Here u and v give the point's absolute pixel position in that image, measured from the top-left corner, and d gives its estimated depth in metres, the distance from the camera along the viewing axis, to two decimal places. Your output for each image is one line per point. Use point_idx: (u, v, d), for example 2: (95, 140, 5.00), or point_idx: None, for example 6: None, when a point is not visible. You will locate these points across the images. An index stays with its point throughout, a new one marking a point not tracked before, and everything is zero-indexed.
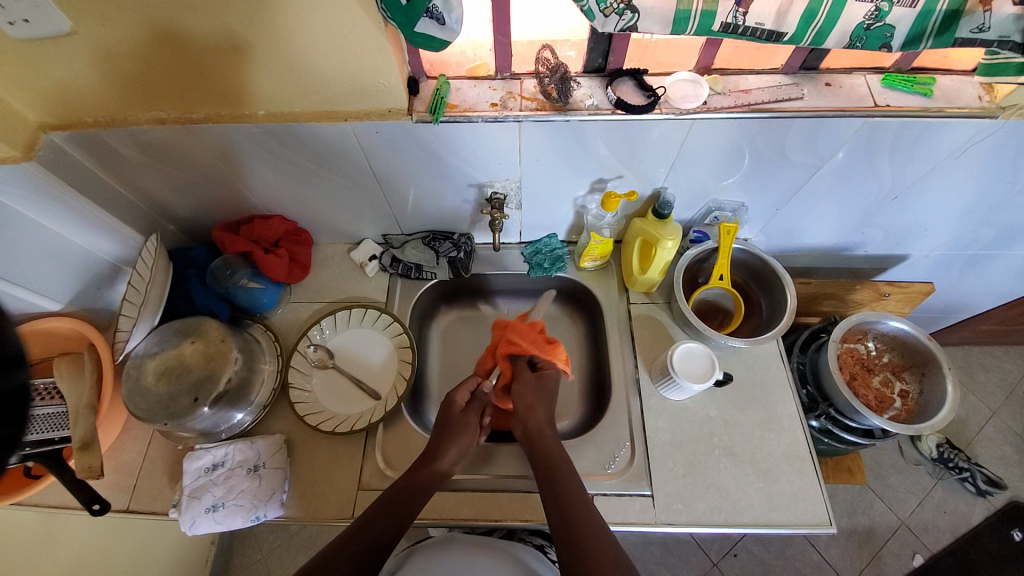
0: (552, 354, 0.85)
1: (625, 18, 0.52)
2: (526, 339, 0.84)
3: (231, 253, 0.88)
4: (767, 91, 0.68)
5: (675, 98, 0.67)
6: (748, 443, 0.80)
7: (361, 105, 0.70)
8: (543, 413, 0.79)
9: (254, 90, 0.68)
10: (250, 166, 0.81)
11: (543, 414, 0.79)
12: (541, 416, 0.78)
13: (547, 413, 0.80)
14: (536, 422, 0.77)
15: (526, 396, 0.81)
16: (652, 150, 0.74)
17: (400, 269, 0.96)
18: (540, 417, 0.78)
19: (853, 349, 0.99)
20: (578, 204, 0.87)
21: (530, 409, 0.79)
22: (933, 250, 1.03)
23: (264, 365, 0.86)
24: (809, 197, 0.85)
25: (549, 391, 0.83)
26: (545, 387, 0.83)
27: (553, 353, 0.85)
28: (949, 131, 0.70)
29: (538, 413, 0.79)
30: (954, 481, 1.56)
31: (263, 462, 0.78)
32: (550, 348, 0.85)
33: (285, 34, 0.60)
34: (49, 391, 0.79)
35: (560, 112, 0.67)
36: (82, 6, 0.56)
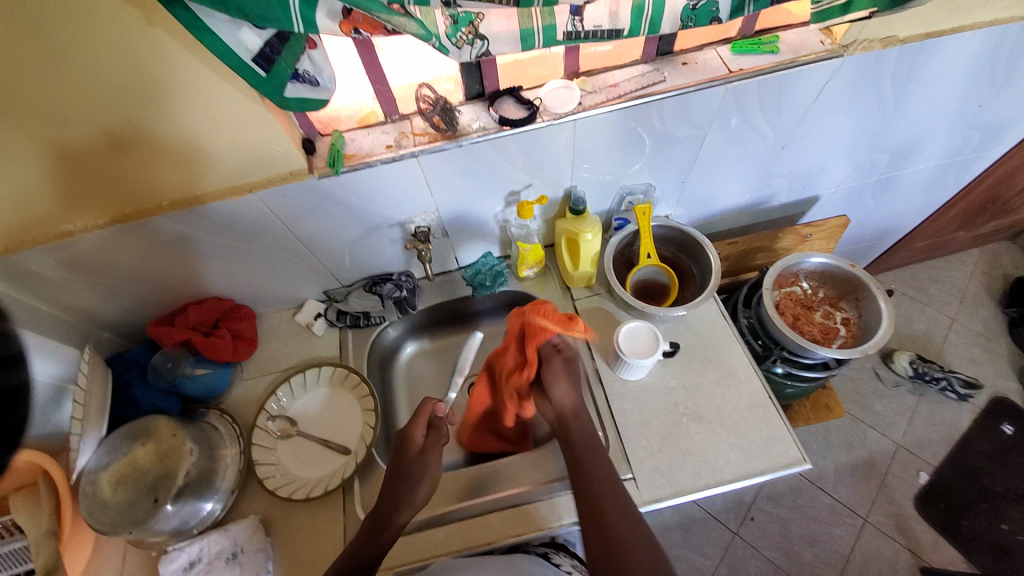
0: (577, 332, 0.82)
1: (477, 46, 0.57)
2: (552, 318, 0.81)
3: (171, 345, 0.87)
4: (632, 81, 0.74)
5: (552, 106, 0.72)
6: (712, 404, 0.83)
7: (263, 174, 0.72)
8: (572, 396, 0.80)
9: (157, 181, 0.70)
10: (169, 256, 0.81)
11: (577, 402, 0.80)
12: (570, 400, 0.80)
13: (572, 400, 0.81)
14: (568, 406, 0.79)
15: (558, 378, 0.81)
16: (550, 155, 0.79)
17: (347, 320, 0.97)
18: (563, 403, 0.80)
19: (790, 292, 1.05)
20: (499, 219, 0.91)
21: (559, 396, 0.80)
22: (839, 185, 1.11)
23: (226, 451, 0.84)
24: (706, 164, 0.91)
25: (575, 373, 0.83)
26: (574, 370, 0.83)
27: (578, 331, 0.82)
28: (804, 80, 0.78)
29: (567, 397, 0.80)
30: (935, 393, 1.61)
31: (241, 548, 0.76)
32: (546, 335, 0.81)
33: (175, 124, 0.63)
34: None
35: (451, 139, 0.71)
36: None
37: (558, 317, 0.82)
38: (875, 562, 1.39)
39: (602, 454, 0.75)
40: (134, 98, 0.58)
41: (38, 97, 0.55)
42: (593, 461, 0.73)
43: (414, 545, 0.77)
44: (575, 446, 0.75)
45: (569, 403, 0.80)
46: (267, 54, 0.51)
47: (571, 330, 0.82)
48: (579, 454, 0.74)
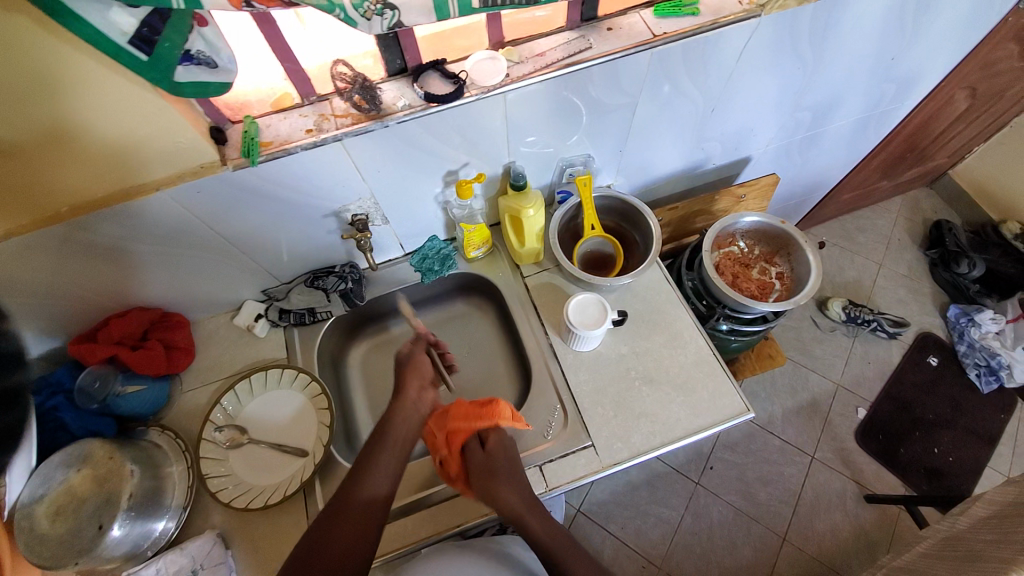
0: (495, 417, 0.74)
1: (388, 17, 0.53)
2: (463, 418, 0.74)
3: (95, 363, 0.80)
4: (560, 49, 0.73)
5: (478, 79, 0.69)
6: (662, 366, 0.86)
7: (171, 169, 0.66)
8: (512, 492, 0.70)
9: (55, 184, 0.62)
10: (80, 269, 0.74)
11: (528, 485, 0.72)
12: (515, 500, 0.69)
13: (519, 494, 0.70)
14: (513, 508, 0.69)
15: (486, 480, 0.71)
16: (484, 130, 0.76)
17: (292, 318, 0.92)
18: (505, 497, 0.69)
19: (729, 252, 1.10)
20: (440, 201, 0.88)
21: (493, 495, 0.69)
22: (769, 144, 1.15)
23: (171, 468, 0.80)
24: (642, 131, 0.91)
25: (507, 467, 0.73)
26: (506, 469, 0.72)
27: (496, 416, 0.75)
28: (725, 42, 0.79)
29: (507, 496, 0.69)
30: (867, 333, 1.75)
31: (201, 565, 0.73)
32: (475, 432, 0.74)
33: (65, 120, 0.56)
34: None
35: (376, 120, 0.67)
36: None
37: (473, 410, 0.75)
38: (822, 494, 1.53)
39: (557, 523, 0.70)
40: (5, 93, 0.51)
41: None
42: (567, 551, 0.67)
43: (382, 538, 0.76)
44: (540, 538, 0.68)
45: (517, 501, 0.69)
46: (145, 36, 0.47)
47: (484, 422, 0.74)
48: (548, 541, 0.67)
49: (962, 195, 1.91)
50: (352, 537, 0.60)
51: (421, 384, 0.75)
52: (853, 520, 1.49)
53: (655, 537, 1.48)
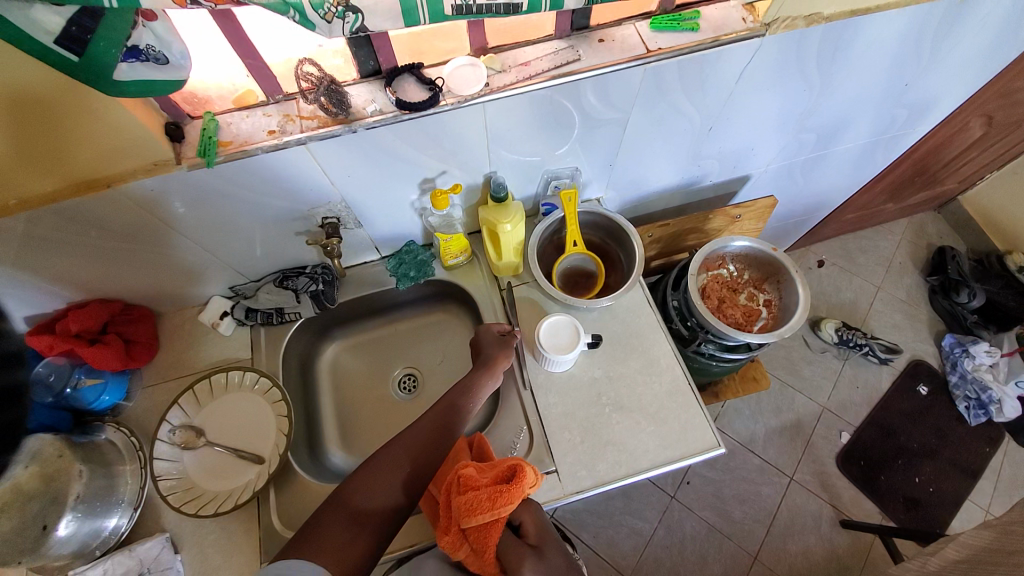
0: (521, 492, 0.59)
1: (350, 21, 0.49)
2: (484, 500, 0.58)
3: (53, 356, 0.78)
4: (546, 59, 0.68)
5: (456, 87, 0.65)
6: (635, 393, 0.83)
7: (122, 165, 0.62)
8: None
9: (4, 178, 0.59)
10: (31, 261, 0.71)
11: (562, 558, 0.62)
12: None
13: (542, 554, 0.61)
14: None
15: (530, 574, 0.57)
16: (463, 139, 0.72)
17: (259, 318, 0.90)
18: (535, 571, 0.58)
19: (717, 275, 1.07)
20: (417, 207, 0.84)
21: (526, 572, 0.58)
22: (769, 164, 1.11)
23: (122, 467, 0.78)
24: (634, 146, 0.87)
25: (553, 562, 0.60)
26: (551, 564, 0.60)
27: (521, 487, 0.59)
28: (725, 60, 0.74)
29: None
30: (859, 358, 1.72)
31: (147, 568, 0.72)
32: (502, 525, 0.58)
33: (5, 114, 0.52)
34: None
35: (344, 125, 0.63)
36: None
37: (490, 491, 0.58)
38: (798, 517, 1.52)
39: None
40: None
41: None
42: None
43: None
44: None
45: None
46: (75, 35, 0.43)
47: (506, 504, 0.58)
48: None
49: (970, 222, 1.85)
50: (351, 532, 0.55)
51: (474, 384, 0.75)
52: (826, 545, 1.48)
53: (626, 548, 1.47)
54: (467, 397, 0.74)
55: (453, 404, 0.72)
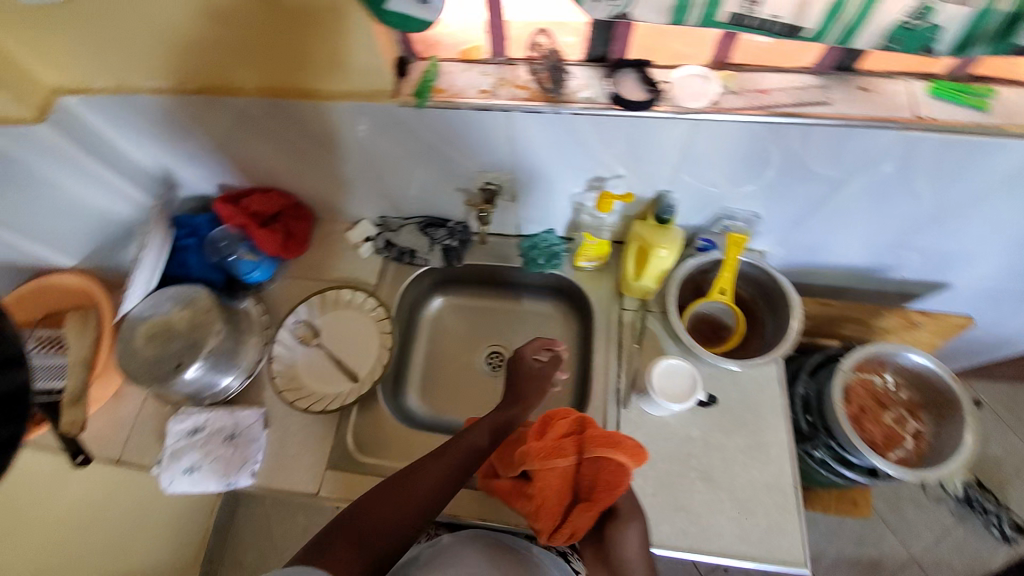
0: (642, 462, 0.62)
1: (615, 4, 0.47)
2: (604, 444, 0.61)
3: (230, 226, 0.89)
4: (788, 92, 0.62)
5: (681, 96, 0.60)
6: (729, 471, 0.75)
7: (348, 84, 0.67)
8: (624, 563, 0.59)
9: (258, 66, 0.67)
10: (241, 139, 0.80)
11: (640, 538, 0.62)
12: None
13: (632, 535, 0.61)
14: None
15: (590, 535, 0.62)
16: (657, 150, 0.68)
17: (393, 253, 0.95)
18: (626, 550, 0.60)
19: (867, 380, 0.92)
20: (575, 200, 0.81)
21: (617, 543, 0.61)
22: (979, 281, 0.92)
23: (249, 339, 0.88)
24: (835, 212, 0.77)
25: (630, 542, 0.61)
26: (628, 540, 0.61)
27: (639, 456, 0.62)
28: (1002, 153, 0.61)
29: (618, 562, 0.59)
30: (978, 525, 1.44)
31: (237, 432, 0.80)
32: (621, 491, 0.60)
33: (268, 13, 0.59)
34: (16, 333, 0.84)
35: (551, 104, 0.62)
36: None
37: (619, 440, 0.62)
38: None
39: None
40: None
41: None
42: None
43: None
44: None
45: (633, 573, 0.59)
46: None
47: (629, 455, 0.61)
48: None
49: None
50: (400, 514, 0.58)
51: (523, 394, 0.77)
52: None
53: None
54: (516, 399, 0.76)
55: (501, 428, 0.71)
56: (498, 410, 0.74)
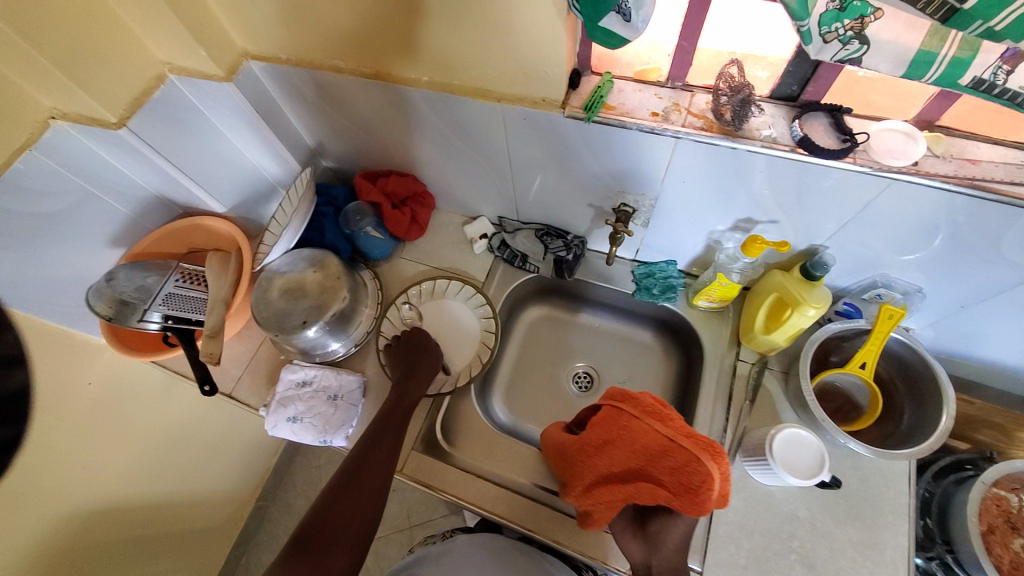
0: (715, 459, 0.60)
1: (849, 49, 0.45)
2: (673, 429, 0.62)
3: (365, 201, 0.95)
4: (998, 167, 0.55)
5: (877, 149, 0.56)
6: (835, 564, 0.68)
7: (518, 89, 0.68)
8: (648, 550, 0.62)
9: (437, 61, 0.69)
10: (394, 124, 0.84)
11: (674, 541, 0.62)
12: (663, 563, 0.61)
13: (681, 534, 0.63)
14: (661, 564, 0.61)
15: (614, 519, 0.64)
16: (825, 201, 0.63)
17: (505, 254, 0.96)
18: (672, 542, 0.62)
19: (1002, 497, 0.77)
20: (712, 237, 0.78)
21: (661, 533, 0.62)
22: None
23: (364, 308, 0.92)
24: (1013, 304, 0.67)
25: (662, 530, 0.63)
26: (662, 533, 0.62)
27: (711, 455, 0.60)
28: None
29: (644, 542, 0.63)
30: None
31: (339, 395, 0.85)
32: (704, 508, 0.59)
33: (461, 16, 0.60)
34: (166, 264, 0.89)
35: (728, 137, 0.59)
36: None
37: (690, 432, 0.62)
38: None
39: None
40: None
41: None
42: None
43: (465, 487, 0.79)
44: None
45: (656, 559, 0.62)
46: None
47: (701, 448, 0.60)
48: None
49: None
50: (363, 508, 0.69)
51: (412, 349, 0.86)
52: None
53: None
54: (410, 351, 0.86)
55: (402, 409, 0.78)
56: (400, 386, 0.81)
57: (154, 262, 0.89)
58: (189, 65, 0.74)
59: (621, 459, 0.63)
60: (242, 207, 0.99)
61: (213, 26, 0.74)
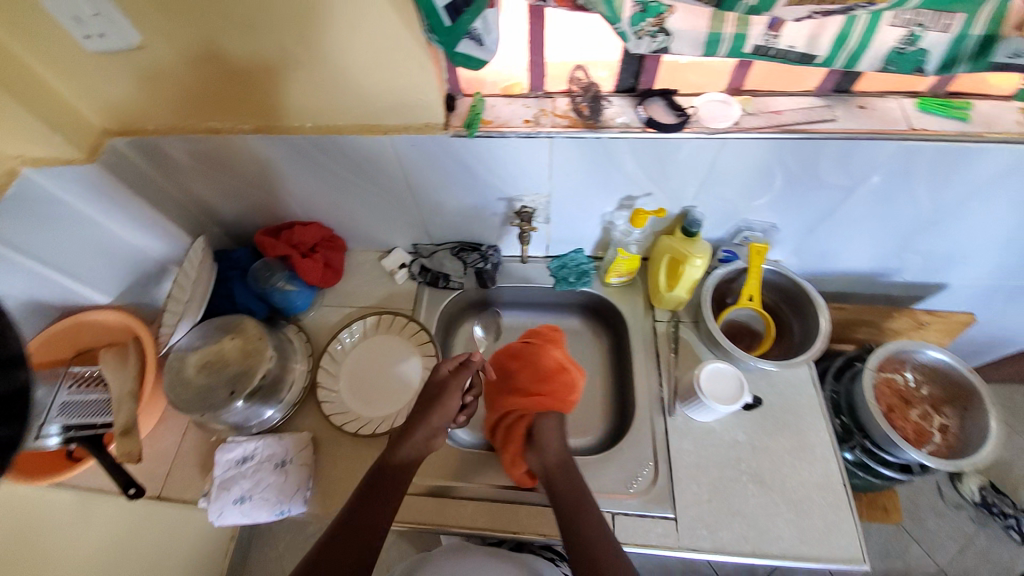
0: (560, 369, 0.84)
1: (657, 40, 0.55)
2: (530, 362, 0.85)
3: (271, 257, 0.92)
4: (798, 112, 0.69)
5: (706, 118, 0.68)
6: (778, 471, 0.77)
7: (402, 119, 0.73)
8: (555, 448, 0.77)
9: (318, 106, 0.72)
10: (289, 176, 0.85)
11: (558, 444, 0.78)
12: (559, 451, 0.76)
13: (557, 447, 0.77)
14: (551, 461, 0.75)
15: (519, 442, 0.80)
16: (682, 168, 0.75)
17: (428, 278, 0.99)
18: (549, 452, 0.76)
19: (891, 379, 0.95)
20: (605, 219, 0.88)
21: (542, 446, 0.77)
22: (977, 280, 0.98)
23: (295, 365, 0.89)
24: (842, 220, 0.83)
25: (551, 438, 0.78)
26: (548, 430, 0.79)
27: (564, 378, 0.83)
28: (988, 157, 0.69)
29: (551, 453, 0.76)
30: (1000, 530, 1.36)
31: (288, 458, 0.80)
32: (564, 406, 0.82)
33: (331, 59, 0.64)
34: (55, 371, 0.81)
35: (592, 129, 0.69)
36: (141, 26, 0.61)
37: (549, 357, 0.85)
38: None
39: (592, 510, 0.70)
40: (286, 15, 0.58)
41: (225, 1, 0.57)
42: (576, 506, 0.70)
43: (440, 510, 0.78)
44: (562, 499, 0.71)
45: (558, 457, 0.75)
46: (458, 6, 0.51)
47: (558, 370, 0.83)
48: (566, 509, 0.70)
49: None
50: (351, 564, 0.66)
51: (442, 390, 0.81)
52: None
53: None
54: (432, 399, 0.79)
55: (416, 453, 0.76)
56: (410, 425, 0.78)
57: (42, 372, 0.80)
58: (44, 153, 0.70)
59: (528, 375, 0.84)
60: (127, 292, 0.89)
61: (62, 109, 0.71)
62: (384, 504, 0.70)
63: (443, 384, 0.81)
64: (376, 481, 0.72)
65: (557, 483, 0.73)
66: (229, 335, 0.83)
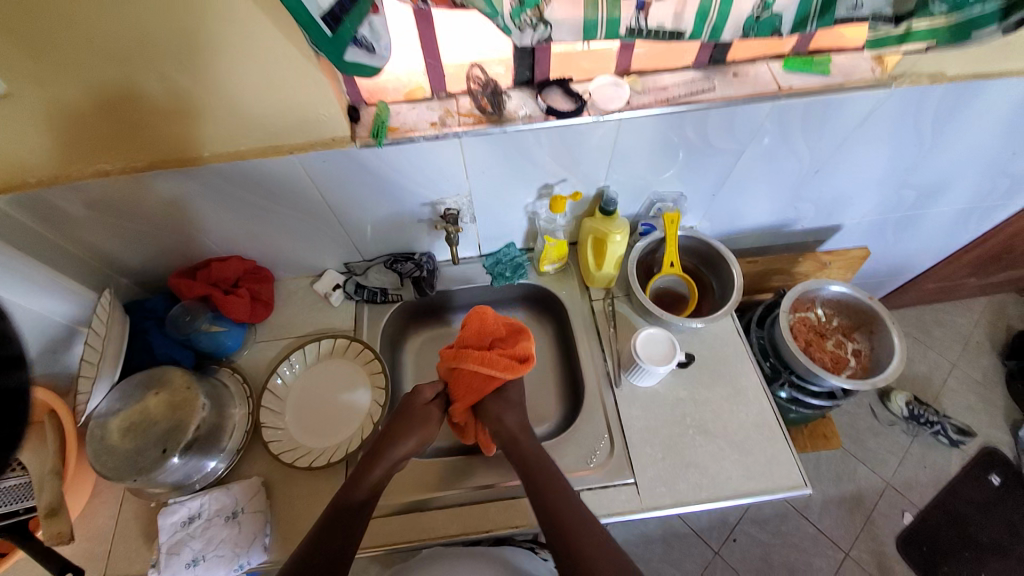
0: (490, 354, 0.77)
1: (539, 31, 0.58)
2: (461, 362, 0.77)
3: (191, 299, 0.87)
4: (681, 87, 0.76)
5: (600, 101, 0.73)
6: (720, 419, 0.83)
7: (307, 136, 0.71)
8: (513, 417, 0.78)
9: (215, 133, 0.69)
10: (199, 213, 0.81)
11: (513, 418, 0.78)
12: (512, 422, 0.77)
13: (517, 417, 0.78)
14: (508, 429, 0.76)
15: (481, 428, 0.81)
16: (589, 152, 0.79)
17: (365, 295, 0.97)
18: (508, 422, 0.77)
19: (805, 317, 1.07)
20: (528, 210, 0.90)
21: (499, 418, 0.78)
22: (864, 217, 1.11)
23: (233, 410, 0.85)
24: (739, 180, 0.92)
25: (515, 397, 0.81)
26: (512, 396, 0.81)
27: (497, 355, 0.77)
28: (848, 105, 0.78)
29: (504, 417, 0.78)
30: (927, 436, 1.52)
31: (241, 508, 0.76)
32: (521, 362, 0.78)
33: (222, 83, 0.62)
34: None
35: (496, 124, 0.71)
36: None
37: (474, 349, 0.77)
38: None
39: (556, 471, 0.72)
40: (166, 43, 0.56)
41: (95, 33, 0.54)
42: (543, 473, 0.70)
43: (411, 525, 0.77)
44: (526, 457, 0.73)
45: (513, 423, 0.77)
46: (336, 14, 0.51)
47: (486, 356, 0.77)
48: (529, 467, 0.71)
49: None
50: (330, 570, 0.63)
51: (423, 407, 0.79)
52: None
53: None
54: (426, 419, 0.78)
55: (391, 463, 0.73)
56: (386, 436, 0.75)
57: None
58: None
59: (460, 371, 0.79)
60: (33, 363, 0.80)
61: None
62: (358, 516, 0.68)
63: (418, 399, 0.80)
64: (340, 519, 0.67)
65: (521, 446, 0.74)
66: (153, 391, 0.77)
